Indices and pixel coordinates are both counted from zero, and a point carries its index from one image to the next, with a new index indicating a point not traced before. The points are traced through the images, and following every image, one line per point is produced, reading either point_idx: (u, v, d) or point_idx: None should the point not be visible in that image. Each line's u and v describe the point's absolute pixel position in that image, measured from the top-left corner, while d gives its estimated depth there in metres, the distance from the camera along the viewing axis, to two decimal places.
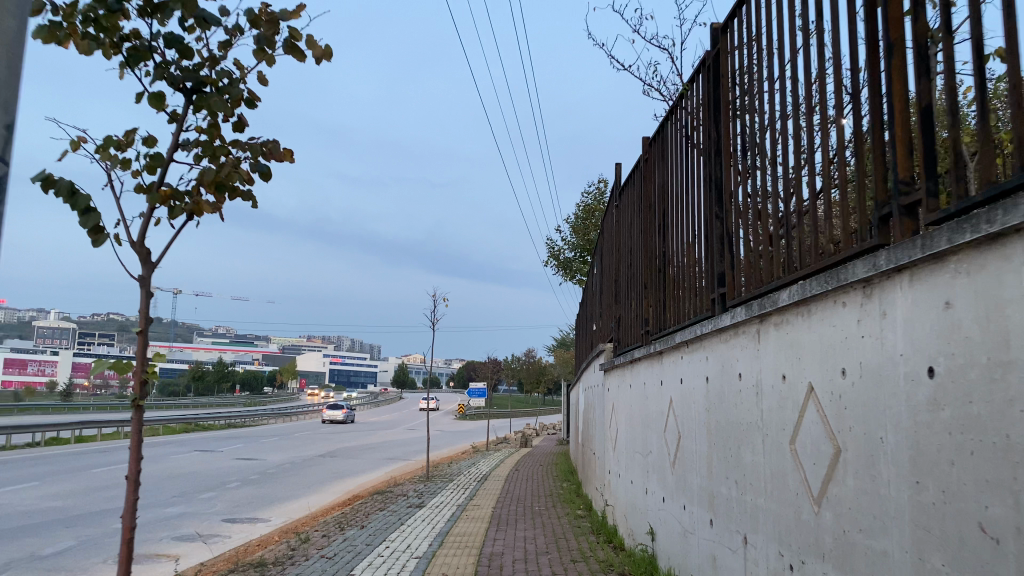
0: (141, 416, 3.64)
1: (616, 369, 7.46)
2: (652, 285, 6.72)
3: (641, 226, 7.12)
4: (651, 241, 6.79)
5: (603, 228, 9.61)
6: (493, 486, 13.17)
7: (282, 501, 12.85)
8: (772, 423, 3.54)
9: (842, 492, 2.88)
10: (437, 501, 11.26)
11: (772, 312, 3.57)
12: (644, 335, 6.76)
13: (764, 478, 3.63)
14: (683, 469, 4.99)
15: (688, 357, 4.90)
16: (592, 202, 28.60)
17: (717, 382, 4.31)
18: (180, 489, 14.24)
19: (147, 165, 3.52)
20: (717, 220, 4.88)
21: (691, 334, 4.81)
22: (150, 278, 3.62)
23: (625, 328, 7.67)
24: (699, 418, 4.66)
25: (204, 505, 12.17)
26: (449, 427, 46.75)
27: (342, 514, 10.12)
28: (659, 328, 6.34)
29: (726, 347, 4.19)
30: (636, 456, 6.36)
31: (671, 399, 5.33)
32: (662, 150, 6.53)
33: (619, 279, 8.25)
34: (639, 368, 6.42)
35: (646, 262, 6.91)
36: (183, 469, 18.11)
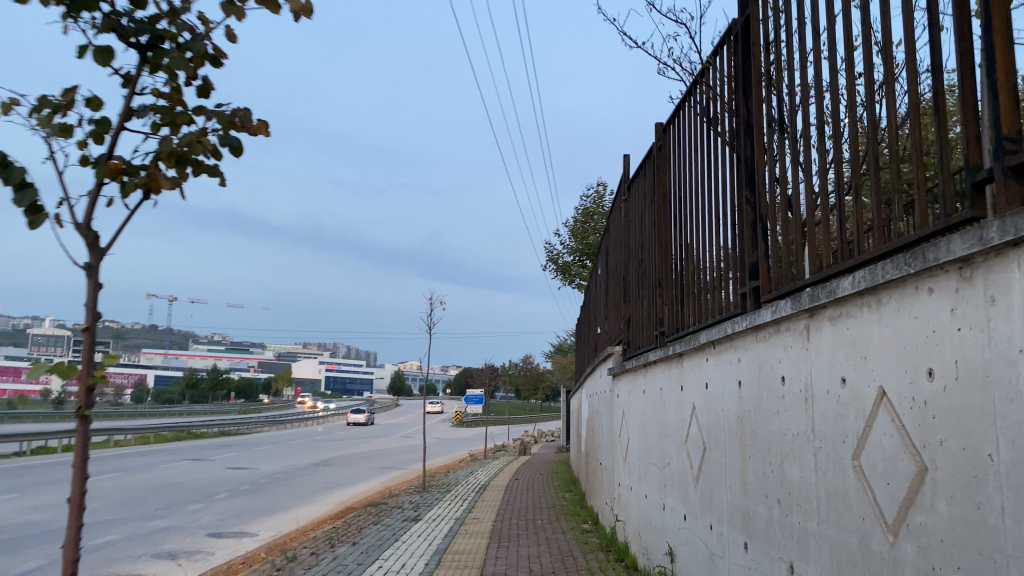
0: (87, 428, 3.09)
1: (626, 373, 6.94)
2: (669, 281, 6.19)
3: (654, 220, 6.60)
4: (666, 235, 6.27)
5: (608, 223, 9.10)
6: (493, 497, 12.62)
7: (271, 514, 12.26)
8: (827, 434, 3.02)
9: (930, 520, 2.36)
10: (434, 514, 10.70)
11: (827, 303, 3.04)
12: (659, 336, 6.23)
13: (816, 499, 3.11)
14: (709, 484, 4.47)
15: (716, 358, 4.39)
16: (592, 205, 28.12)
17: (753, 387, 3.79)
18: (165, 501, 13.62)
19: (93, 132, 3.01)
20: (748, 206, 4.35)
21: (718, 333, 4.29)
22: (97, 266, 3.09)
23: (637, 329, 7.15)
24: (729, 428, 4.14)
25: (190, 519, 11.58)
26: (446, 435, 46.13)
27: (333, 529, 9.56)
28: (678, 329, 5.83)
29: (764, 346, 3.67)
30: (652, 468, 5.83)
31: (694, 407, 4.82)
32: (680, 136, 6.02)
33: (628, 276, 7.74)
34: (654, 372, 5.89)
35: (660, 257, 6.40)
36: (170, 479, 17.48)
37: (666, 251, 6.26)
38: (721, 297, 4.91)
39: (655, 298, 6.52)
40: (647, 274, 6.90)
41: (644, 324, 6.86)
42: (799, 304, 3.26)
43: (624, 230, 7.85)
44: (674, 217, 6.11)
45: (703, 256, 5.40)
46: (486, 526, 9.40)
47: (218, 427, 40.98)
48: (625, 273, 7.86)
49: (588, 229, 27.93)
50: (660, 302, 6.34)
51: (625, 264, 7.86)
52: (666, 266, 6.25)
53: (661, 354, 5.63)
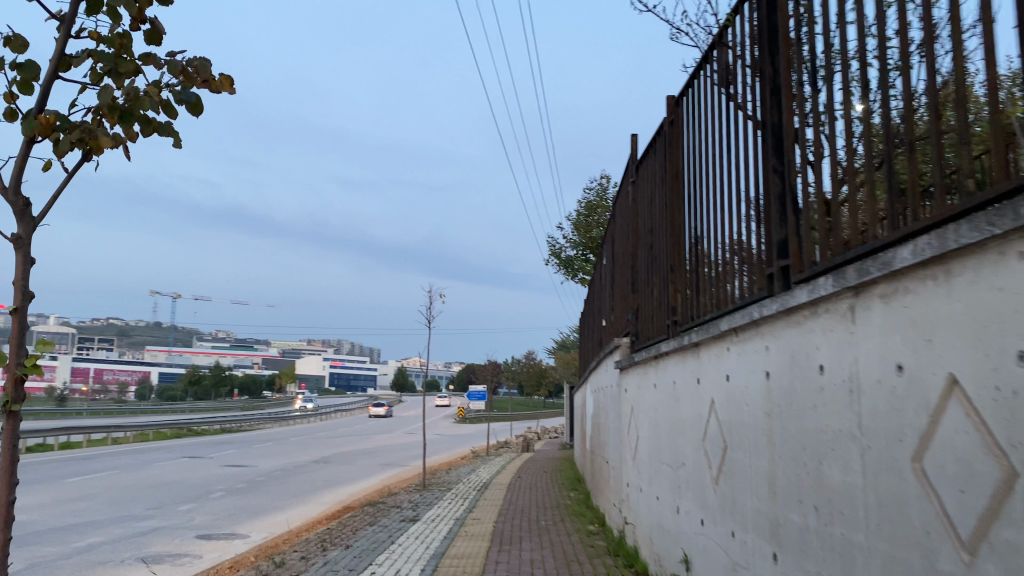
0: (16, 424, 2.67)
1: (635, 367, 6.51)
2: (682, 266, 5.75)
3: (665, 201, 6.15)
4: (679, 216, 5.83)
5: (614, 208, 8.66)
6: (495, 496, 12.19)
7: (265, 513, 11.85)
8: (877, 431, 2.59)
9: (1020, 538, 1.92)
10: (433, 514, 10.28)
11: (878, 277, 2.60)
12: (672, 326, 5.79)
13: (865, 507, 2.67)
14: (730, 487, 4.04)
15: (738, 346, 3.95)
16: (595, 198, 27.73)
17: (784, 378, 3.36)
18: (157, 500, 13.21)
19: (17, 80, 2.57)
20: (775, 177, 3.90)
21: (742, 319, 3.86)
22: (27, 238, 2.65)
23: (646, 319, 6.71)
24: (754, 424, 3.71)
25: (181, 519, 11.17)
26: (449, 431, 45.77)
27: (327, 531, 9.14)
28: (693, 317, 5.38)
29: (797, 332, 3.23)
30: (664, 468, 5.40)
31: (712, 402, 4.38)
32: (695, 107, 5.56)
33: (636, 262, 7.29)
34: (666, 365, 5.46)
35: (672, 241, 5.95)
36: (165, 477, 17.08)
37: (679, 234, 5.81)
38: (745, 280, 4.46)
39: (667, 285, 6.07)
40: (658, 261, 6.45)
41: (655, 313, 6.41)
42: (842, 280, 2.82)
43: (633, 214, 7.38)
44: (688, 197, 5.66)
45: (722, 237, 4.95)
46: (487, 527, 8.97)
47: (220, 424, 40.64)
48: (633, 260, 7.41)
49: (592, 222, 27.46)
50: (672, 289, 5.89)
51: (633, 251, 7.41)
52: (679, 250, 5.81)
53: (675, 345, 5.19)
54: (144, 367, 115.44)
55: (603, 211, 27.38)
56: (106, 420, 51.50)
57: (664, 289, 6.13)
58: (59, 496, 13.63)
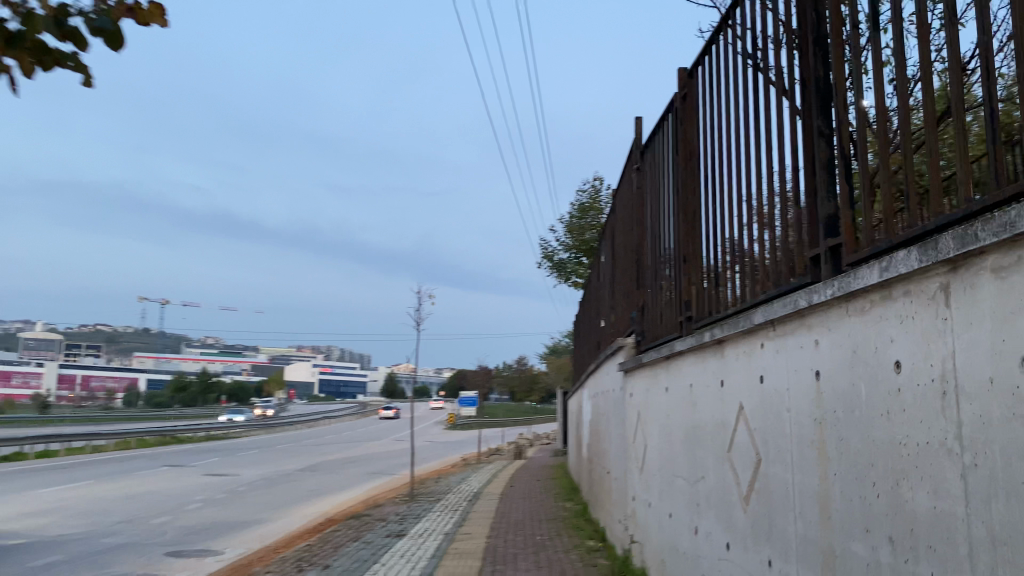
0: None
1: (642, 369, 5.90)
2: (695, 256, 5.14)
3: (676, 185, 5.55)
4: (693, 200, 5.23)
5: (617, 197, 8.05)
6: (486, 507, 11.54)
7: (243, 528, 11.17)
8: (989, 445, 2.00)
9: None
10: (421, 528, 9.63)
11: (988, 246, 2.00)
12: (685, 323, 5.18)
13: (971, 543, 2.07)
14: (765, 507, 3.45)
15: (775, 341, 3.37)
16: (589, 201, 27.20)
17: (842, 379, 2.78)
18: (130, 512, 12.51)
19: None
20: (819, 141, 3.29)
21: (782, 309, 3.26)
22: None
23: (654, 315, 6.09)
24: (798, 432, 3.12)
25: (152, 534, 10.48)
26: (439, 438, 45.02)
27: (306, 549, 8.48)
28: (710, 312, 4.76)
29: (861, 322, 2.65)
30: (679, 483, 4.81)
31: (740, 407, 3.79)
32: (712, 77, 4.96)
33: (641, 256, 6.70)
34: (680, 366, 4.86)
35: (684, 228, 5.35)
36: (143, 487, 16.33)
37: (693, 221, 5.20)
38: (777, 266, 3.86)
39: (678, 278, 5.47)
40: (667, 252, 5.86)
41: (665, 308, 5.80)
42: (935, 252, 2.21)
43: (637, 203, 6.79)
44: (702, 177, 5.06)
45: (744, 220, 4.35)
46: (478, 544, 8.32)
47: (206, 431, 39.76)
48: (637, 252, 6.81)
49: (585, 224, 26.89)
50: (685, 282, 5.28)
51: (637, 243, 6.81)
52: (693, 238, 5.19)
53: (690, 343, 4.58)
54: (131, 373, 114.01)
55: (596, 214, 26.85)
56: (89, 427, 50.42)
57: (676, 281, 5.53)
58: (27, 508, 12.89)
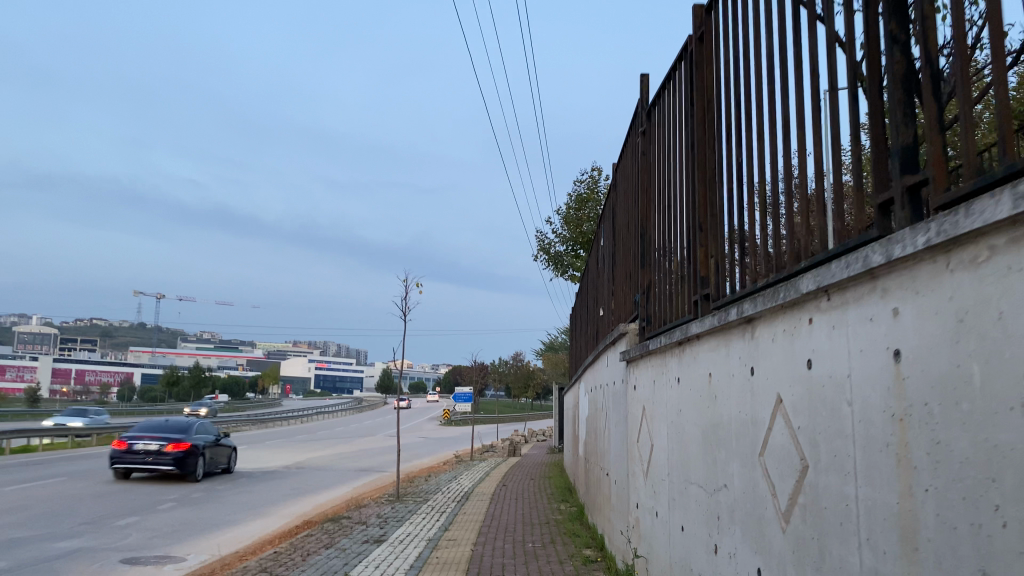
0: None
1: (647, 358, 5.13)
2: (714, 223, 4.36)
3: (690, 143, 4.77)
4: (710, 158, 4.44)
5: (620, 168, 7.28)
6: (475, 509, 10.78)
7: (213, 530, 10.38)
8: None
9: None
10: (403, 533, 8.87)
11: None
12: (702, 302, 4.40)
13: None
14: (814, 526, 2.68)
15: (830, 314, 2.60)
16: (586, 191, 26.49)
17: (941, 358, 2.00)
18: (98, 510, 11.73)
19: None
20: (893, 49, 2.50)
21: (841, 271, 2.48)
22: None
23: (664, 295, 5.31)
24: (866, 430, 2.35)
25: (113, 537, 9.70)
26: (433, 434, 44.19)
27: (273, 557, 7.71)
28: (734, 288, 3.98)
29: (973, 280, 1.88)
30: (694, 490, 4.06)
31: (778, 399, 3.02)
32: (735, 10, 4.17)
33: (647, 230, 5.92)
34: (696, 352, 4.09)
35: (699, 191, 4.56)
36: (119, 482, 15.55)
37: (710, 180, 4.41)
38: (827, 224, 3.07)
39: (693, 249, 4.68)
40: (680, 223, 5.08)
41: (677, 286, 5.01)
42: None
43: (643, 170, 6.00)
44: (723, 129, 4.27)
45: (774, 173, 3.55)
46: (462, 551, 7.56)
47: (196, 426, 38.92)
48: (643, 227, 6.02)
49: (583, 216, 26.14)
50: (700, 253, 4.49)
51: (643, 216, 6.03)
52: (710, 201, 4.40)
53: (708, 323, 3.81)
54: (124, 368, 113.10)
55: (594, 205, 26.12)
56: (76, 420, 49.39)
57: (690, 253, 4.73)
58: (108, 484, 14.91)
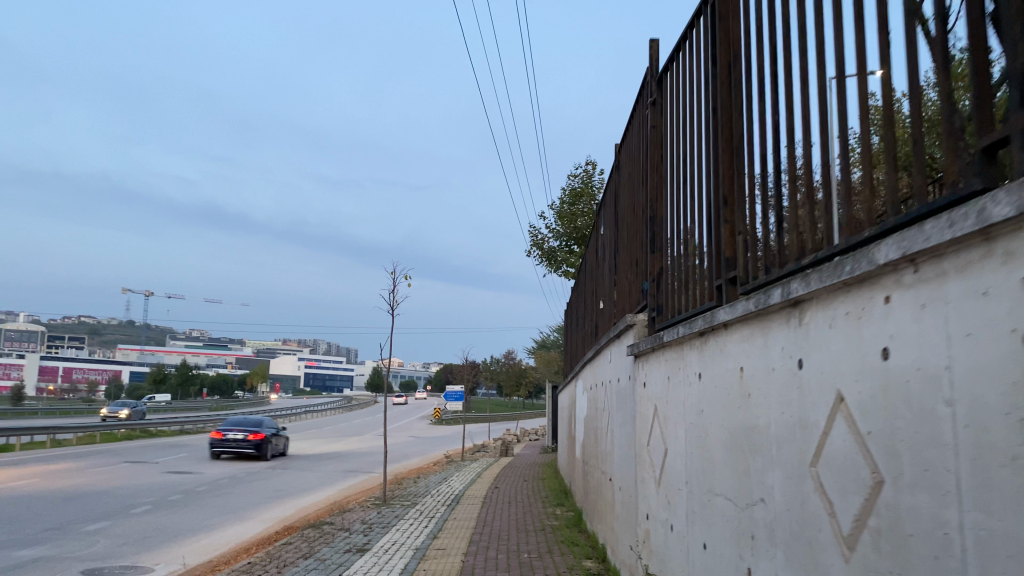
0: None
1: (660, 350, 4.58)
2: (741, 196, 3.79)
3: (713, 108, 4.20)
4: (735, 121, 3.87)
5: (624, 146, 6.75)
6: (465, 514, 10.21)
7: (188, 537, 9.77)
8: None
9: None
10: (388, 541, 8.29)
11: None
12: (727, 286, 3.84)
13: None
14: (893, 556, 2.13)
15: (918, 290, 2.06)
16: (580, 186, 25.90)
17: None
18: (67, 514, 11.11)
19: None
20: None
21: (937, 234, 1.94)
22: None
23: (681, 281, 4.75)
24: (979, 437, 1.80)
25: (78, 545, 9.10)
26: (423, 433, 43.60)
27: (246, 567, 7.12)
28: (767, 267, 3.41)
29: None
30: (720, 502, 3.51)
31: (837, 397, 2.48)
32: None
33: (658, 212, 5.35)
34: (721, 343, 3.54)
35: (723, 160, 3.99)
36: (94, 484, 14.90)
37: (736, 146, 3.84)
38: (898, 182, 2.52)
39: (716, 227, 4.11)
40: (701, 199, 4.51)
41: (697, 270, 4.46)
42: None
43: (654, 146, 5.44)
44: (750, 86, 3.70)
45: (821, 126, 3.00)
46: (453, 562, 6.98)
47: (182, 424, 38.00)
48: (653, 208, 5.45)
49: (577, 211, 25.60)
50: (725, 230, 3.91)
51: (653, 196, 5.47)
52: (736, 169, 3.83)
53: (740, 309, 3.27)
54: (112, 366, 111.96)
55: (589, 200, 25.61)
56: (60, 419, 48.47)
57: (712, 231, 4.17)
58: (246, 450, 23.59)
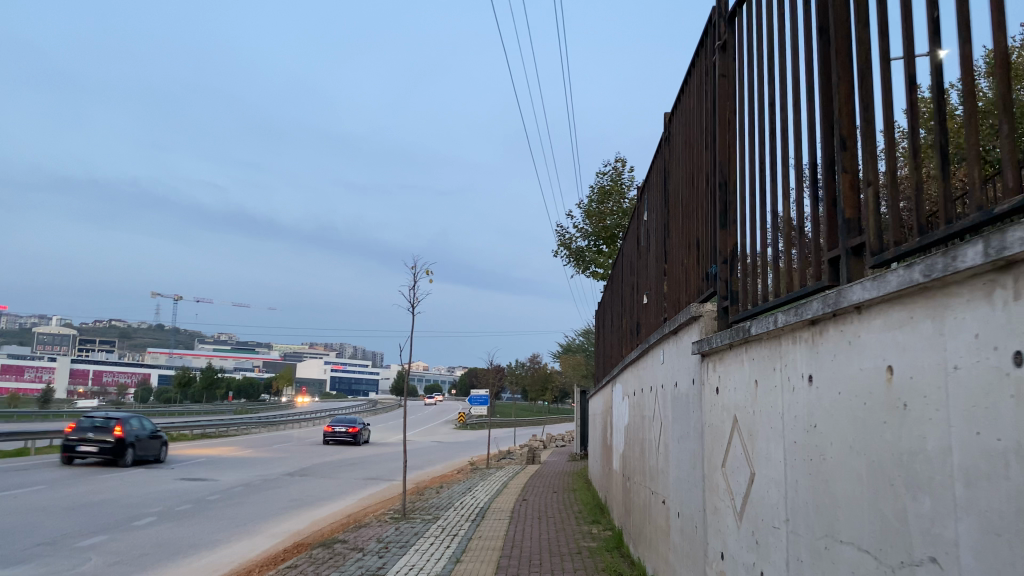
0: None
1: (743, 345, 3.59)
2: (868, 133, 2.78)
3: (821, 25, 3.17)
4: (857, 35, 2.86)
5: (679, 112, 5.80)
6: (492, 532, 9.27)
7: (188, 554, 8.90)
8: None
9: None
10: (406, 564, 7.37)
11: None
12: (849, 258, 2.85)
13: None
14: None
15: None
16: (610, 183, 24.89)
17: None
18: (63, 526, 10.32)
19: None
20: None
21: None
22: None
23: (768, 257, 3.74)
24: None
25: (66, 563, 8.24)
26: (447, 438, 42.74)
27: None
28: (922, 225, 2.41)
29: None
30: (851, 551, 2.51)
31: None
32: None
33: (728, 177, 4.33)
34: (853, 333, 2.55)
35: (839, 89, 2.98)
36: (101, 493, 14.12)
37: (862, 64, 2.82)
38: None
39: (831, 181, 3.10)
40: (802, 150, 3.49)
41: (794, 241, 3.44)
42: None
43: (725, 98, 4.42)
44: None
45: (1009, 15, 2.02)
46: None
47: (202, 428, 37.35)
48: (721, 174, 4.42)
49: (606, 209, 24.55)
50: (844, 181, 2.91)
51: (720, 158, 4.44)
52: (862, 97, 2.82)
53: (890, 284, 2.27)
54: (140, 369, 112.48)
55: (618, 198, 24.70)
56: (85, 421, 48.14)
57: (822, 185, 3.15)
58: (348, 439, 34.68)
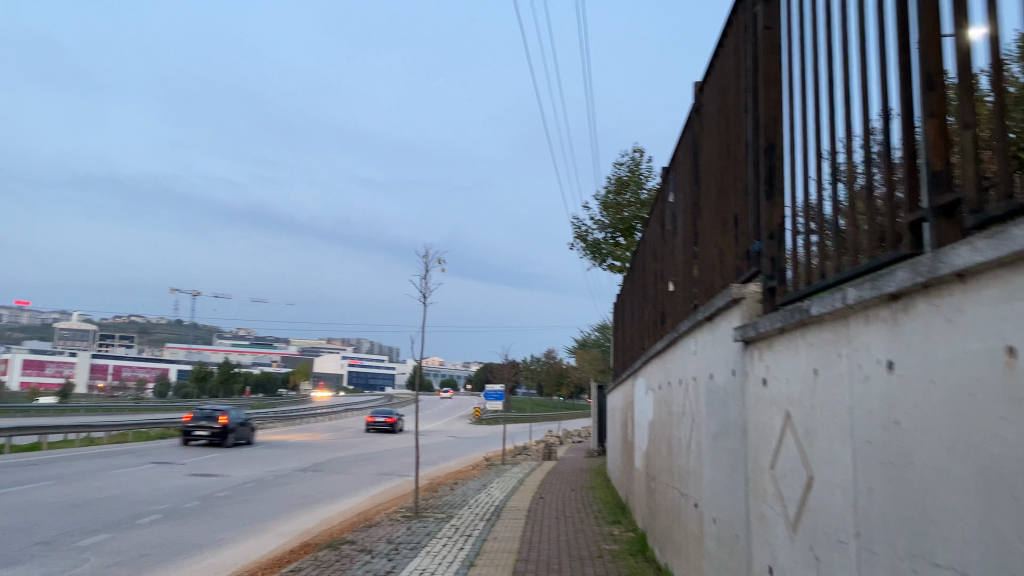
0: None
1: (799, 328, 3.09)
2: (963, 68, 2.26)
3: None
4: None
5: (715, 78, 5.31)
6: (508, 532, 8.81)
7: (190, 555, 8.50)
8: None
9: None
10: (416, 567, 6.93)
11: None
12: (938, 220, 2.35)
13: None
14: None
15: None
16: (627, 174, 24.39)
17: None
18: (66, 524, 9.99)
19: None
20: None
21: None
22: None
23: (826, 225, 3.24)
24: None
25: (62, 564, 7.86)
26: (461, 433, 42.36)
27: None
28: None
29: None
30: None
31: None
32: None
33: (775, 140, 3.83)
34: (952, 307, 2.06)
35: (924, 18, 2.47)
36: (107, 488, 13.79)
37: None
38: None
39: (912, 130, 2.57)
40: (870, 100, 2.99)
41: (863, 204, 2.94)
42: None
43: (771, 51, 3.91)
44: None
45: None
46: None
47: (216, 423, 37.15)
48: (767, 137, 3.91)
49: (623, 200, 24.04)
50: (932, 127, 2.41)
51: (765, 120, 3.93)
52: (957, 21, 2.30)
53: (1015, 243, 1.78)
54: (158, 364, 113.17)
55: (636, 189, 24.07)
56: (100, 416, 48.16)
57: (898, 136, 2.64)
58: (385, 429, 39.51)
